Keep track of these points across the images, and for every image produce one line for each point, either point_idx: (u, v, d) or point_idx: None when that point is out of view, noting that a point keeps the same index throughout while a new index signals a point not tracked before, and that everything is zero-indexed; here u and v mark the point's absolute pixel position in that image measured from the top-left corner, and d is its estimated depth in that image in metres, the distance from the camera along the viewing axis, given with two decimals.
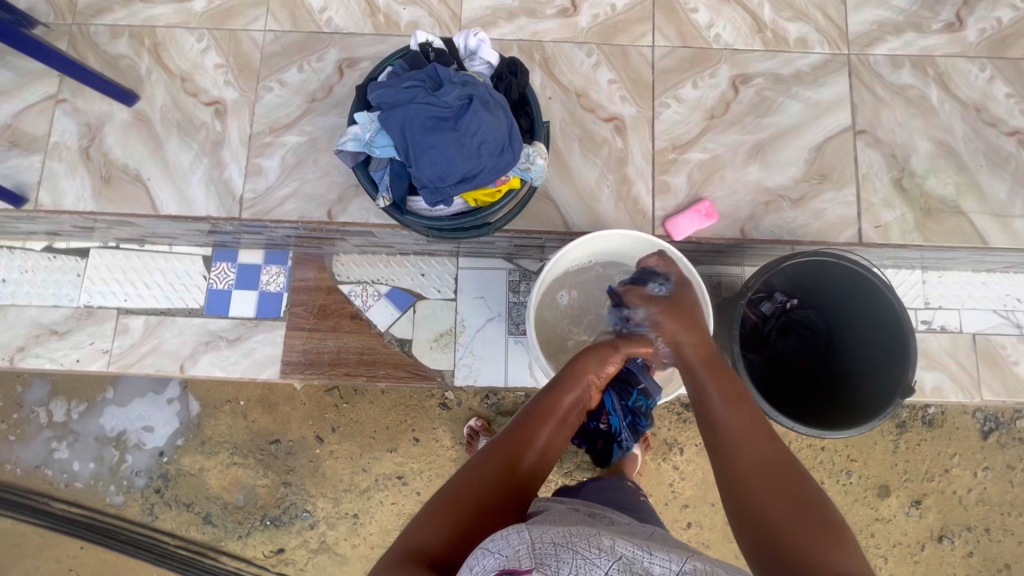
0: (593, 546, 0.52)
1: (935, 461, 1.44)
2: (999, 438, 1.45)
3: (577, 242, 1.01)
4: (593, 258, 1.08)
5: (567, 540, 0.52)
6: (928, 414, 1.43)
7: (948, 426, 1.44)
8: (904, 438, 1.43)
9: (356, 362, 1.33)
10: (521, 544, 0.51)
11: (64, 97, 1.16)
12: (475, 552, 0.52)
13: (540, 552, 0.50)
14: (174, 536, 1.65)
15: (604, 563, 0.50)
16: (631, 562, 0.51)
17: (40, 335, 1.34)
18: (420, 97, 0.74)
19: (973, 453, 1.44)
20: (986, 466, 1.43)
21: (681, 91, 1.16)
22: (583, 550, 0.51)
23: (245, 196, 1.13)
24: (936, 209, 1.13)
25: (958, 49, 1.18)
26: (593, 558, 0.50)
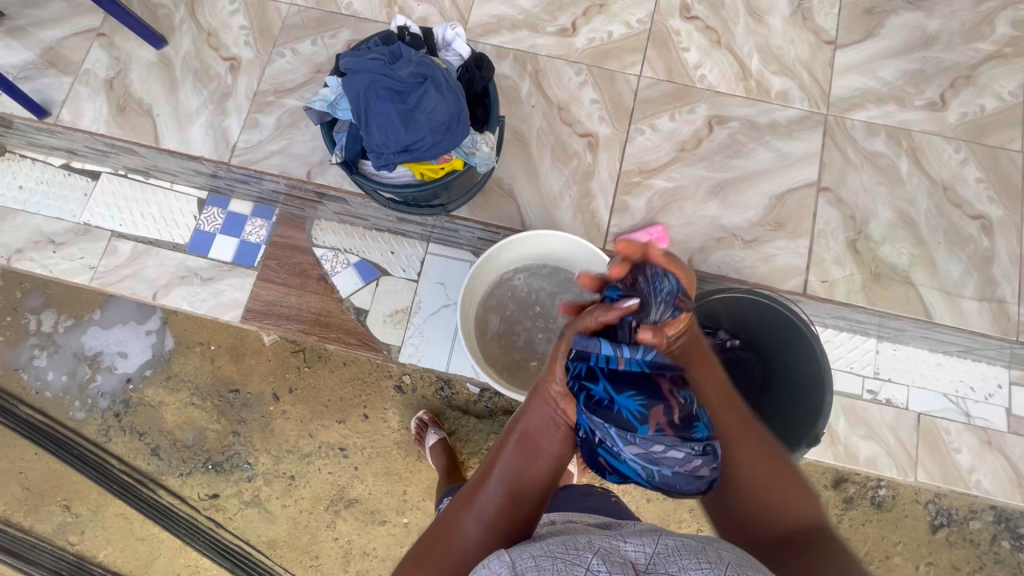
0: (569, 548, 0.52)
1: (877, 545, 1.33)
2: (948, 535, 1.33)
3: (521, 237, 1.06)
4: (539, 259, 1.13)
5: (546, 549, 0.52)
6: (876, 494, 1.33)
7: (896, 511, 1.32)
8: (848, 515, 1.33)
9: (313, 322, 1.39)
10: (501, 570, 0.51)
11: (105, 33, 1.29)
12: None
13: (519, 568, 0.50)
14: (120, 460, 1.72)
15: (584, 559, 0.50)
16: (606, 554, 0.51)
17: (39, 242, 1.45)
18: (381, 69, 0.82)
19: (917, 545, 1.32)
20: (928, 561, 1.31)
21: (658, 121, 1.22)
22: (561, 552, 0.51)
23: (239, 145, 1.23)
24: (885, 275, 1.15)
25: (936, 128, 1.21)
26: (570, 557, 0.50)
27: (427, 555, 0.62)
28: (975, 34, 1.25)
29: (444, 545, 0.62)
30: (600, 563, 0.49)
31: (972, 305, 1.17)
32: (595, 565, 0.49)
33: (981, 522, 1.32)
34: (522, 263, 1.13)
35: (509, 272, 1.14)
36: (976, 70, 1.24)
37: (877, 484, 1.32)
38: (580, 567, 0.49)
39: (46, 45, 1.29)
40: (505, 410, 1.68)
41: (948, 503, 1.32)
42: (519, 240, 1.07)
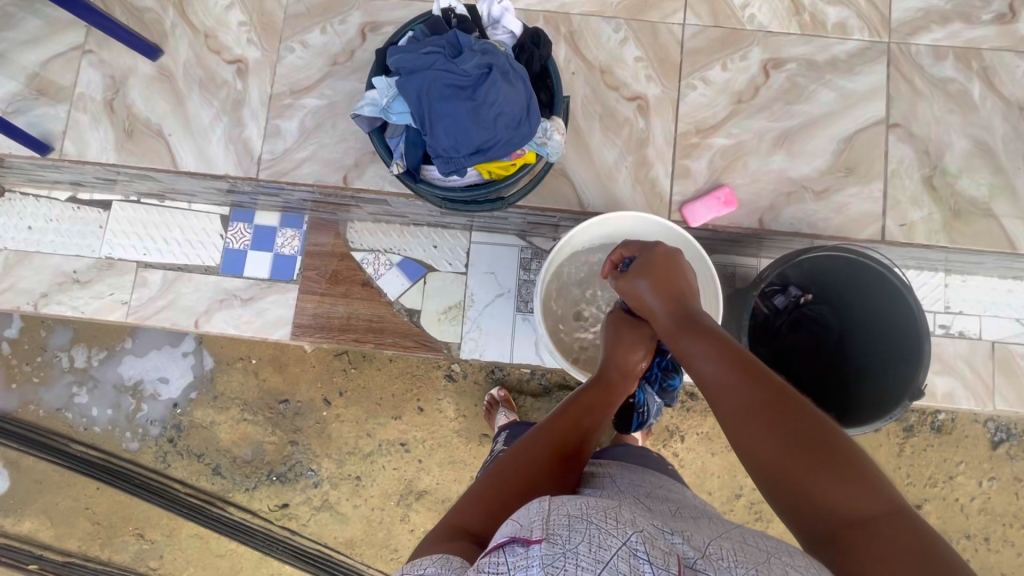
0: (609, 519, 0.51)
1: (941, 467, 1.42)
2: (1008, 449, 1.43)
3: (578, 230, 0.99)
4: (596, 243, 1.06)
5: (583, 513, 0.50)
6: (937, 419, 1.44)
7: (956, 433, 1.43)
8: (910, 442, 1.43)
9: (365, 329, 1.35)
10: (536, 517, 0.50)
11: (92, 49, 1.17)
12: (504, 523, 0.53)
13: (552, 523, 0.48)
14: (184, 484, 1.72)
15: (622, 534, 0.49)
16: (648, 537, 0.50)
17: (63, 283, 1.38)
18: (439, 64, 0.73)
19: (979, 462, 1.43)
20: (992, 476, 1.42)
21: (709, 73, 1.13)
22: (598, 521, 0.50)
23: (263, 156, 1.14)
24: (966, 210, 1.09)
25: (1007, 43, 1.13)
26: (609, 528, 0.49)
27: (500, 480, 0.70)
28: None
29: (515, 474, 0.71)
30: (639, 543, 0.48)
31: None
32: (632, 544, 0.48)
33: None
34: (578, 260, 1.08)
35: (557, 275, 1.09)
36: None
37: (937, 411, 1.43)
38: (617, 541, 0.48)
39: (30, 70, 1.17)
40: (560, 385, 1.67)
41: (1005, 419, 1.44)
42: (572, 236, 1.01)
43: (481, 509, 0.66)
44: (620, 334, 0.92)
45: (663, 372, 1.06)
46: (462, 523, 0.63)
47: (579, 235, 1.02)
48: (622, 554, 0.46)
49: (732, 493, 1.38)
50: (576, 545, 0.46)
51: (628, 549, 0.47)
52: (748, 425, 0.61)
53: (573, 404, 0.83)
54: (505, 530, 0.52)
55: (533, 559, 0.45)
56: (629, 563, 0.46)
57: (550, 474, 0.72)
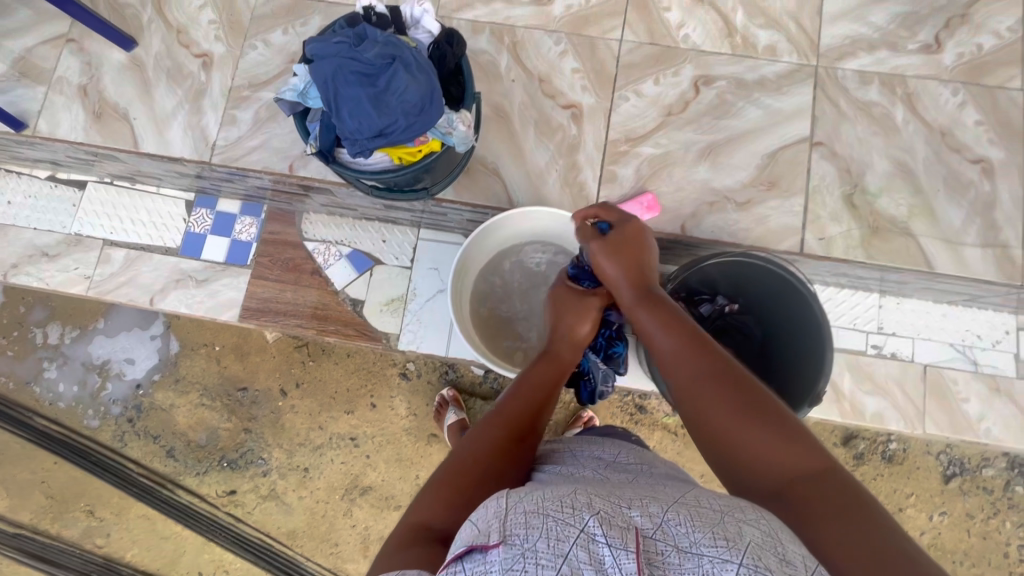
0: (567, 505, 0.48)
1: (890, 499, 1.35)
2: (965, 486, 1.35)
3: (489, 226, 1.05)
4: (511, 239, 1.12)
5: (540, 506, 0.48)
6: (888, 449, 1.36)
7: (911, 466, 1.36)
8: (862, 472, 1.36)
9: (310, 316, 1.39)
10: (494, 520, 0.47)
11: (74, 38, 1.27)
12: (461, 527, 0.50)
13: (508, 523, 0.46)
14: (138, 465, 1.73)
15: (579, 520, 0.46)
16: (607, 516, 0.47)
17: (33, 256, 1.45)
18: (347, 53, 0.79)
19: (933, 498, 1.35)
20: (943, 511, 1.35)
21: (642, 86, 1.18)
22: (555, 511, 0.47)
23: (218, 143, 1.21)
24: (884, 228, 1.12)
25: (932, 71, 1.17)
26: (566, 518, 0.46)
27: (455, 475, 0.67)
28: None
29: (468, 467, 0.68)
30: (597, 525, 0.45)
31: (974, 253, 1.10)
32: (590, 529, 0.45)
33: (994, 469, 1.36)
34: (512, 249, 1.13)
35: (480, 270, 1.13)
36: (971, 7, 1.19)
37: (887, 438, 1.36)
38: (575, 530, 0.45)
39: (16, 55, 1.27)
40: None
41: (960, 452, 1.35)
42: (519, 216, 1.07)
43: (438, 502, 0.63)
44: (561, 303, 0.93)
45: (607, 339, 1.09)
46: (423, 524, 0.60)
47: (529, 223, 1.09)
48: (581, 543, 0.44)
49: None
50: (534, 543, 0.44)
51: (586, 537, 0.44)
52: (701, 390, 0.65)
53: (518, 388, 0.82)
54: (464, 534, 0.49)
55: (491, 565, 0.43)
56: (589, 550, 0.43)
57: (503, 457, 0.71)
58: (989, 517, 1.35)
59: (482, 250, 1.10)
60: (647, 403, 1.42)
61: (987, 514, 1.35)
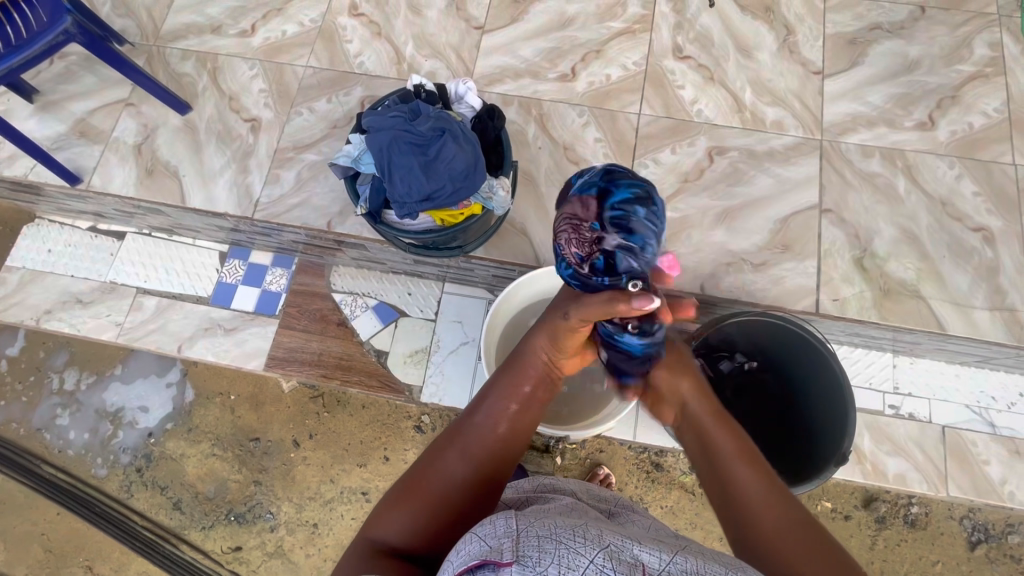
0: (577, 536, 0.51)
1: (915, 567, 1.30)
2: (988, 552, 1.30)
3: (512, 289, 1.12)
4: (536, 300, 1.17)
5: (553, 533, 0.51)
6: (910, 513, 1.32)
7: (931, 530, 1.31)
8: (883, 536, 1.32)
9: (334, 366, 1.42)
10: (505, 538, 0.50)
11: (133, 102, 1.38)
12: (464, 537, 0.52)
13: (521, 545, 0.48)
14: (142, 516, 1.68)
15: (590, 552, 0.48)
16: (615, 551, 0.49)
17: (67, 302, 1.50)
18: (400, 125, 0.87)
19: (957, 565, 1.30)
20: None
21: (660, 155, 1.27)
22: (567, 541, 0.49)
23: (261, 200, 1.29)
24: (895, 290, 1.17)
25: (928, 146, 1.26)
26: (577, 547, 0.49)
27: (412, 489, 0.69)
28: (955, 57, 1.32)
29: (427, 484, 0.69)
30: (606, 560, 0.47)
31: (983, 315, 1.15)
32: (600, 561, 0.47)
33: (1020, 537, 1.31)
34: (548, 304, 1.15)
35: (510, 332, 1.18)
36: (960, 90, 1.30)
37: (909, 501, 1.32)
38: (585, 560, 0.47)
39: (78, 116, 1.37)
40: None
41: (984, 517, 1.31)
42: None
43: (398, 519, 0.66)
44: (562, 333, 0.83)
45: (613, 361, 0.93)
46: (378, 542, 0.64)
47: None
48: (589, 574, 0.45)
49: None
50: (545, 567, 0.46)
51: (595, 568, 0.46)
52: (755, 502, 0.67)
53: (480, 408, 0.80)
54: (470, 544, 0.51)
55: None
56: None
57: (467, 478, 0.71)
58: None
59: (521, 298, 1.14)
60: (663, 461, 1.38)
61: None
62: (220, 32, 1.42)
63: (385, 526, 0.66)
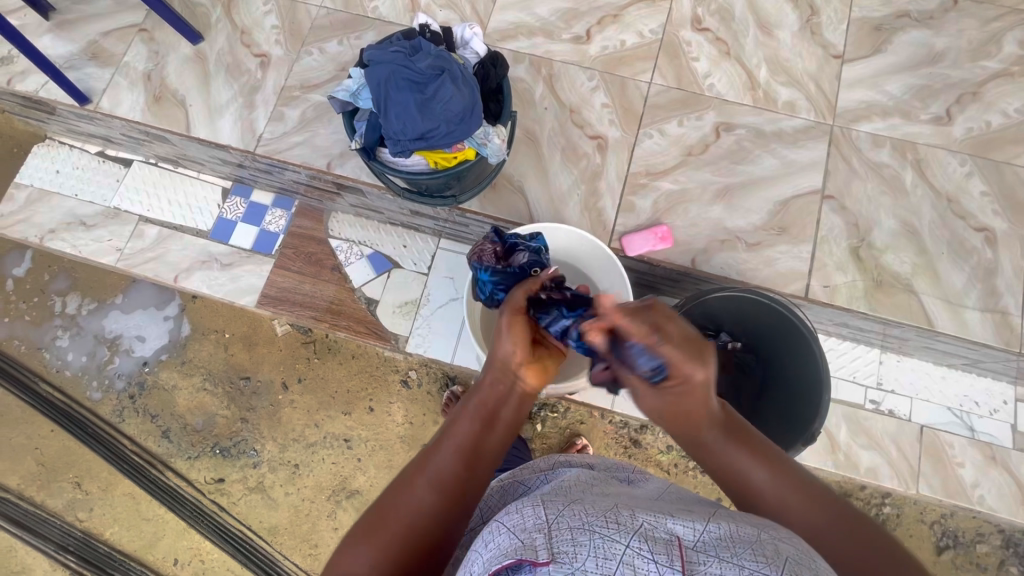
0: (610, 523, 0.47)
1: None
2: (952, 554, 1.31)
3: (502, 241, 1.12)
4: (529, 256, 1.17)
5: (585, 522, 0.48)
6: (881, 512, 1.33)
7: (895, 525, 1.32)
8: None
9: (324, 310, 1.44)
10: (537, 533, 0.47)
11: (146, 29, 1.38)
12: (495, 532, 0.50)
13: (554, 539, 0.46)
14: (132, 441, 1.74)
15: (624, 538, 0.45)
16: (649, 530, 0.46)
17: (72, 224, 1.52)
18: (400, 61, 0.87)
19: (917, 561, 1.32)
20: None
21: (667, 126, 1.26)
22: (602, 529, 0.46)
23: (264, 136, 1.29)
24: (888, 283, 1.15)
25: (941, 141, 1.23)
26: (612, 535, 0.45)
27: (373, 527, 0.57)
28: (982, 53, 1.28)
29: (390, 517, 0.57)
30: (642, 543, 0.44)
31: (975, 316, 1.14)
32: (637, 545, 0.44)
33: (987, 543, 1.31)
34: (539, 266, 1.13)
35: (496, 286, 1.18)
36: (982, 87, 1.26)
37: (882, 500, 1.32)
38: (621, 546, 0.44)
39: (92, 38, 1.38)
40: None
41: (955, 523, 1.31)
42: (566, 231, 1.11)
43: (366, 557, 0.54)
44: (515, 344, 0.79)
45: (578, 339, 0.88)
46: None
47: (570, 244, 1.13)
48: (628, 560, 0.43)
49: None
50: (582, 564, 0.43)
51: (633, 552, 0.43)
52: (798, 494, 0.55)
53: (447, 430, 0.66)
54: (500, 540, 0.49)
55: None
56: (636, 568, 0.42)
57: (444, 498, 0.59)
58: None
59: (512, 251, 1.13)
60: (642, 438, 1.38)
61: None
62: None
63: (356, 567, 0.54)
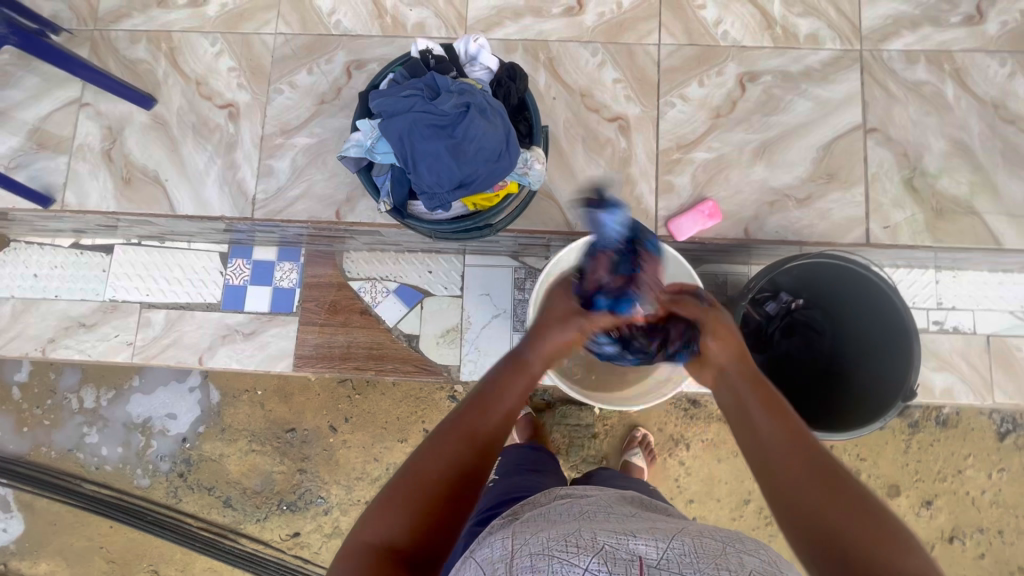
0: (571, 546, 0.47)
1: (947, 462, 1.37)
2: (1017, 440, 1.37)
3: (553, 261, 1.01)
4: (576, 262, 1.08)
5: (546, 547, 0.48)
6: (941, 413, 1.37)
7: (961, 427, 1.37)
8: (916, 438, 1.37)
9: (366, 356, 1.37)
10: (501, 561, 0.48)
11: (87, 102, 1.21)
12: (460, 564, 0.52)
13: (517, 566, 0.47)
14: (196, 518, 1.62)
15: (581, 560, 0.45)
16: (607, 551, 0.46)
17: (69, 327, 1.41)
18: (418, 106, 0.76)
19: (988, 455, 1.37)
20: (1001, 467, 1.36)
21: (687, 90, 1.16)
22: (562, 552, 0.46)
23: (257, 197, 1.17)
24: (948, 209, 1.10)
25: (978, 43, 1.15)
26: (569, 558, 0.45)
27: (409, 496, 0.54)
28: None
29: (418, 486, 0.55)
30: (598, 564, 0.44)
31: None
32: (593, 567, 0.43)
33: None
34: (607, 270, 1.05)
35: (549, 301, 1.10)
36: None
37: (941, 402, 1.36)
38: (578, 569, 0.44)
39: (30, 125, 1.22)
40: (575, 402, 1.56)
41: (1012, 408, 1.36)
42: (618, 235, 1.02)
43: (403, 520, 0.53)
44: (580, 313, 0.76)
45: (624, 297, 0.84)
46: (376, 548, 0.51)
47: None
48: None
49: (743, 501, 1.38)
50: None
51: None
52: (796, 466, 0.52)
53: (504, 389, 0.65)
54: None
55: None
56: None
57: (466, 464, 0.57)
58: None
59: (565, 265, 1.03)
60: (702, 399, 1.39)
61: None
62: (168, 5, 1.23)
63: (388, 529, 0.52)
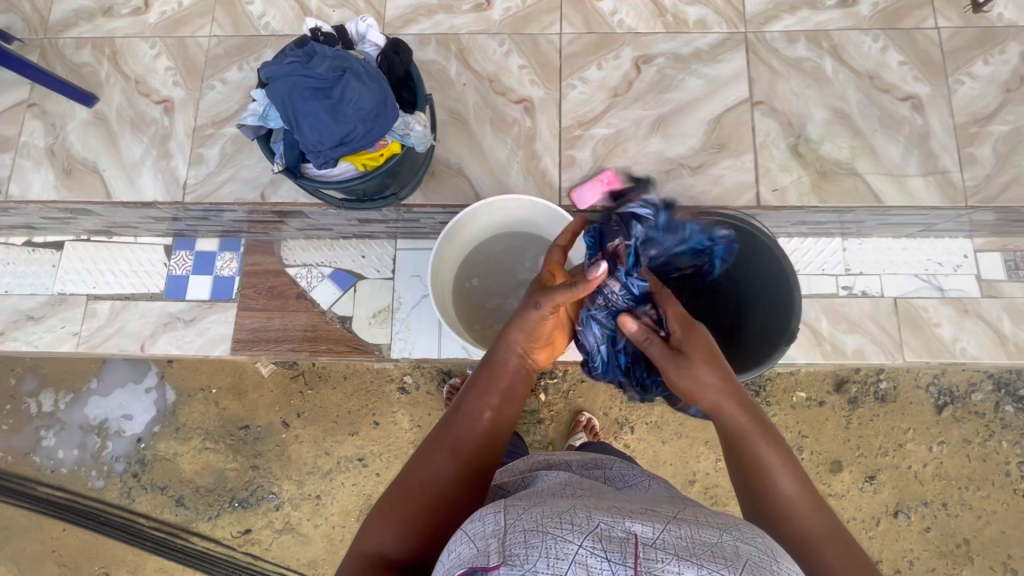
0: (564, 519, 0.42)
1: (889, 437, 1.39)
2: (954, 412, 1.38)
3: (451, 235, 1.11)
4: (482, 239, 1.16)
5: (539, 520, 0.42)
6: (879, 389, 1.39)
7: (901, 402, 1.39)
8: (856, 414, 1.40)
9: (301, 339, 1.42)
10: (492, 537, 0.42)
11: (35, 102, 1.31)
12: (455, 537, 0.46)
13: (508, 541, 0.41)
14: (149, 517, 1.57)
15: (576, 537, 0.39)
16: (604, 526, 0.41)
17: (18, 321, 1.46)
18: (298, 71, 0.84)
19: (928, 428, 1.38)
20: (940, 439, 1.38)
21: (587, 72, 1.25)
22: (554, 528, 0.41)
23: (189, 182, 1.25)
24: (831, 171, 1.18)
25: (852, 23, 1.24)
26: (563, 533, 0.40)
27: (400, 500, 0.64)
28: None
29: (412, 493, 0.64)
30: (595, 541, 0.39)
31: (918, 182, 1.17)
32: (589, 544, 0.38)
33: (983, 393, 1.39)
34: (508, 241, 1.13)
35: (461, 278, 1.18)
36: None
37: (878, 378, 1.39)
38: (573, 546, 0.39)
39: None
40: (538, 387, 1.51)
41: (948, 381, 1.39)
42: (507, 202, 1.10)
43: (393, 528, 0.62)
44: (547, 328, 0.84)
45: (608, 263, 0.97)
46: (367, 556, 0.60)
47: (519, 214, 1.12)
48: (580, 560, 0.38)
49: (677, 472, 1.39)
50: (534, 564, 0.38)
51: (585, 552, 0.38)
52: (773, 459, 0.66)
53: (481, 405, 0.73)
54: (455, 552, 0.44)
55: None
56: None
57: (452, 476, 0.66)
58: (984, 439, 1.38)
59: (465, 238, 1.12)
60: None
61: (982, 437, 1.38)
62: (113, 14, 1.34)
63: (382, 537, 0.61)
